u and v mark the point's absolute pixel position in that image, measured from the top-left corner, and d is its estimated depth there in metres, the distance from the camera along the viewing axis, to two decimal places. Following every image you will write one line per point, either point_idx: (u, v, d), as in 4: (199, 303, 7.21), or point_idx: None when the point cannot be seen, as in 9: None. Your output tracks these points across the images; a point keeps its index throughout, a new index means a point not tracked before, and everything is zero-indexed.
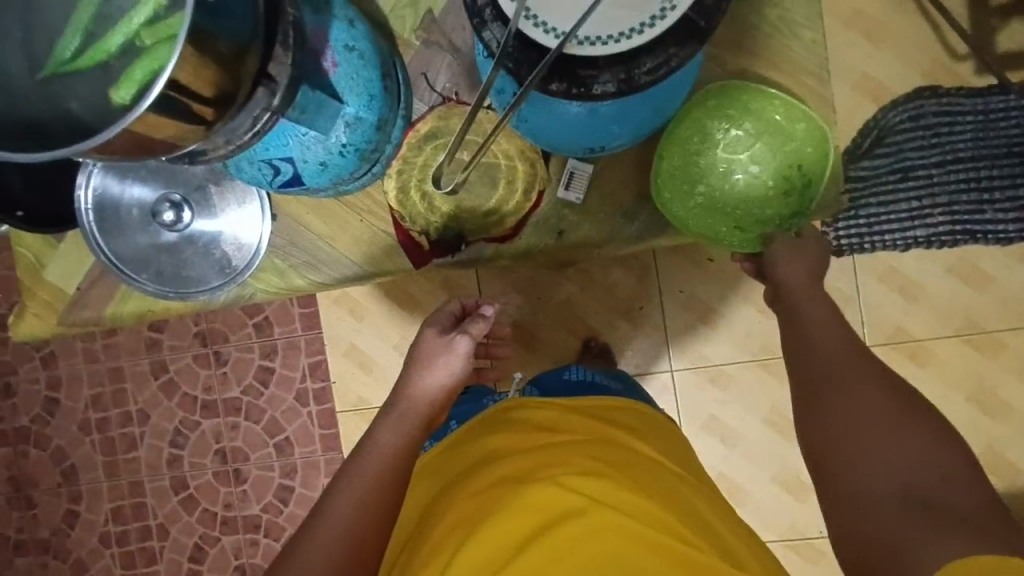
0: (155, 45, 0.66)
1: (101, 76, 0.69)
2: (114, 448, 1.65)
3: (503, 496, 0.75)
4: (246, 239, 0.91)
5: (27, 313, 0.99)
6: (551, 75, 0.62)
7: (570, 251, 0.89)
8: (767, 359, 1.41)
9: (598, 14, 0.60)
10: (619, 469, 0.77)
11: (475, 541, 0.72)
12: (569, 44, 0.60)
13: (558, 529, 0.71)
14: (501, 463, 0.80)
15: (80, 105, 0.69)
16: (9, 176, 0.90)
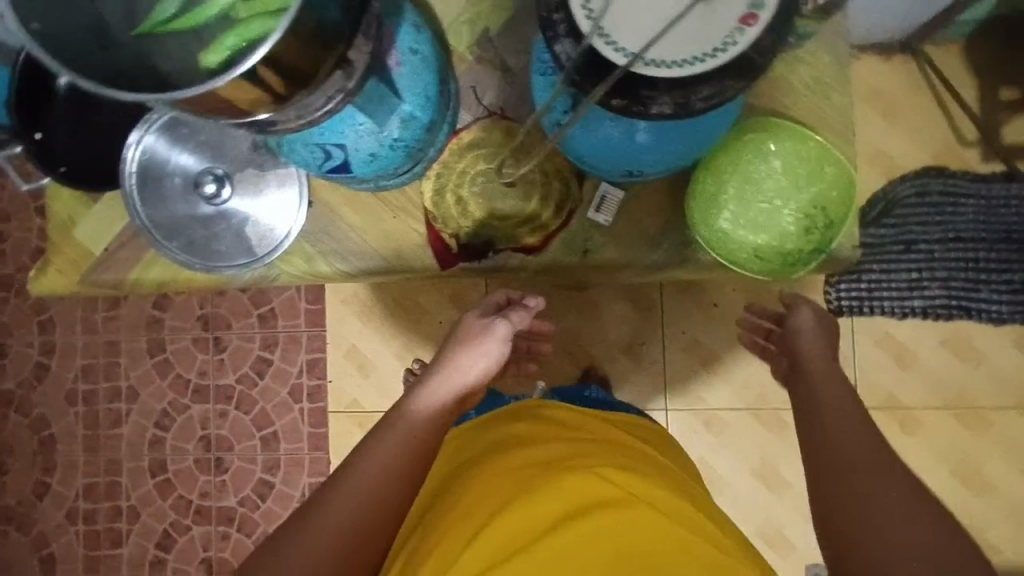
0: (254, 19, 0.71)
1: (194, 41, 0.73)
2: (98, 422, 1.63)
3: (529, 479, 0.81)
4: (280, 223, 0.94)
5: (49, 267, 1.00)
6: (614, 90, 0.66)
7: (594, 271, 0.92)
8: (759, 409, 1.44)
9: (666, 40, 0.64)
10: (639, 470, 0.83)
11: (500, 517, 0.77)
12: (637, 64, 0.64)
13: (583, 514, 0.76)
14: (529, 450, 0.86)
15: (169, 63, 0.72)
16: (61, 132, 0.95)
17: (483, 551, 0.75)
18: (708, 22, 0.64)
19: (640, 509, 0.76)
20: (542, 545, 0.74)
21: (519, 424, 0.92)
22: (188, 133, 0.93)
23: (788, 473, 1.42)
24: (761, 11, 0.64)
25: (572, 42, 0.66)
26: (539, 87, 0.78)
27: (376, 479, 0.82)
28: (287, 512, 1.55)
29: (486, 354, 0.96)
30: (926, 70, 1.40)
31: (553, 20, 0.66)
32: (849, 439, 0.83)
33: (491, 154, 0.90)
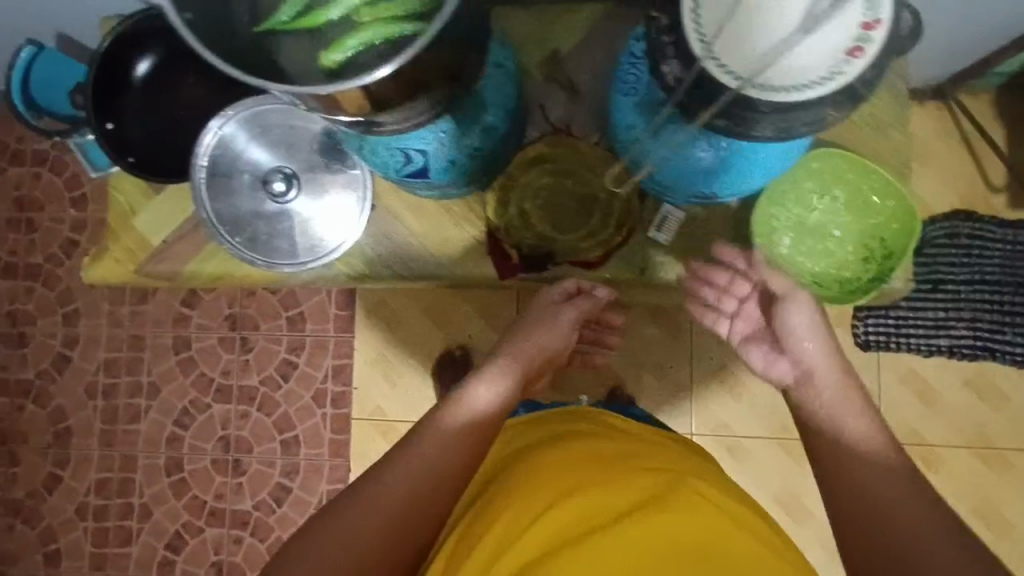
0: (376, 25, 0.69)
1: (313, 44, 0.72)
2: (116, 417, 1.61)
3: (584, 474, 0.85)
4: (344, 227, 0.95)
5: (105, 256, 1.01)
6: (718, 110, 0.68)
7: None
8: (784, 438, 1.45)
9: (777, 64, 0.65)
10: (685, 474, 0.88)
11: (557, 506, 0.82)
12: (747, 87, 0.65)
13: (636, 509, 0.80)
14: (581, 446, 0.90)
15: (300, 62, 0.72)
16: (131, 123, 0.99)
17: (542, 536, 0.79)
18: (813, 50, 0.65)
19: (690, 512, 0.81)
20: (613, 531, 0.78)
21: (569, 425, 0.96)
22: (265, 129, 0.95)
23: (811, 503, 1.42)
24: (869, 45, 0.65)
25: (681, 63, 0.68)
26: (621, 106, 0.80)
27: (416, 473, 0.86)
28: (303, 517, 1.54)
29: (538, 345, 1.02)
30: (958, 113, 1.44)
31: (663, 41, 0.69)
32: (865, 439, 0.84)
33: (556, 170, 0.92)
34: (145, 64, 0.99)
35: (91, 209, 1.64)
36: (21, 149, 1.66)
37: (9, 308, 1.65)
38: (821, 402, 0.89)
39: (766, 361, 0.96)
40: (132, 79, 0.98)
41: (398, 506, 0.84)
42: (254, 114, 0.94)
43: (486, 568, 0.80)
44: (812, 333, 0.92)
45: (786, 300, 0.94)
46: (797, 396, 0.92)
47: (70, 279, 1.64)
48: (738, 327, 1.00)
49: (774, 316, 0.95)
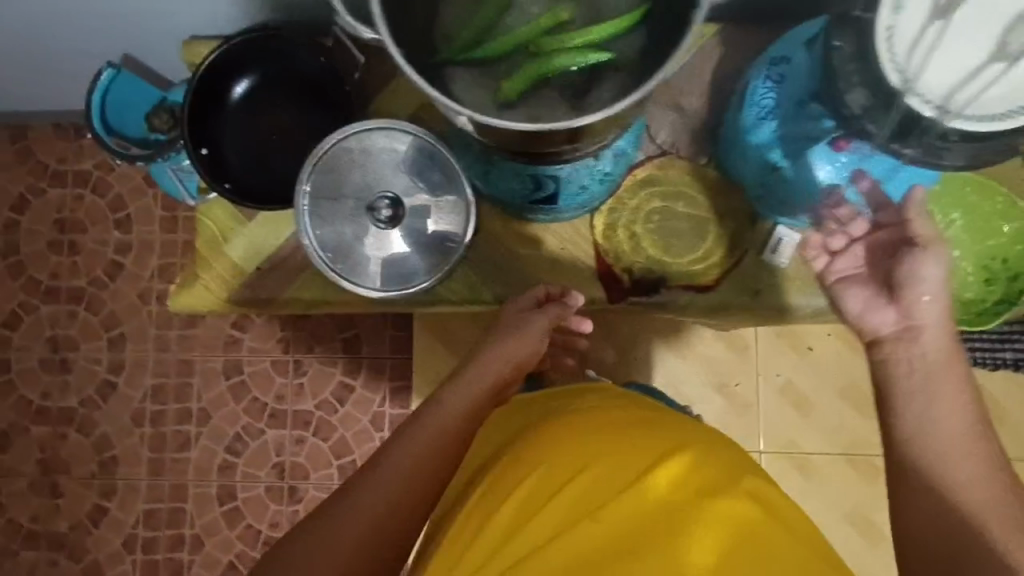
0: (559, 52, 0.62)
1: (488, 77, 0.64)
2: (165, 445, 1.57)
3: (587, 452, 0.81)
4: (449, 253, 0.93)
5: (195, 283, 0.98)
6: (907, 140, 0.70)
7: (762, 314, 0.92)
8: (853, 455, 1.44)
9: (985, 95, 0.66)
10: (694, 445, 0.84)
11: (563, 490, 0.77)
12: (952, 117, 0.65)
13: (643, 486, 0.77)
14: (580, 422, 0.85)
15: (477, 95, 0.62)
16: (229, 147, 0.97)
17: (544, 523, 0.75)
18: (1014, 85, 0.66)
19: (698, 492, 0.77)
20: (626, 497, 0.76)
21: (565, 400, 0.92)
22: (371, 155, 0.92)
23: (882, 521, 1.42)
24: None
25: (880, 109, 0.69)
26: (752, 117, 0.82)
27: (409, 465, 0.78)
28: None
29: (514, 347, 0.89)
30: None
31: (847, 70, 0.70)
32: (960, 419, 0.70)
33: (666, 193, 0.92)
34: (242, 87, 0.96)
35: (136, 230, 1.60)
36: (63, 170, 1.61)
37: (50, 333, 1.60)
38: (922, 372, 0.71)
39: (865, 306, 0.75)
40: (229, 101, 0.97)
41: (384, 502, 0.75)
42: (363, 139, 0.91)
43: (500, 544, 0.76)
44: (938, 289, 0.72)
45: (915, 248, 0.73)
46: (893, 356, 0.73)
47: (115, 302, 1.60)
48: (841, 265, 0.77)
49: (893, 260, 0.74)
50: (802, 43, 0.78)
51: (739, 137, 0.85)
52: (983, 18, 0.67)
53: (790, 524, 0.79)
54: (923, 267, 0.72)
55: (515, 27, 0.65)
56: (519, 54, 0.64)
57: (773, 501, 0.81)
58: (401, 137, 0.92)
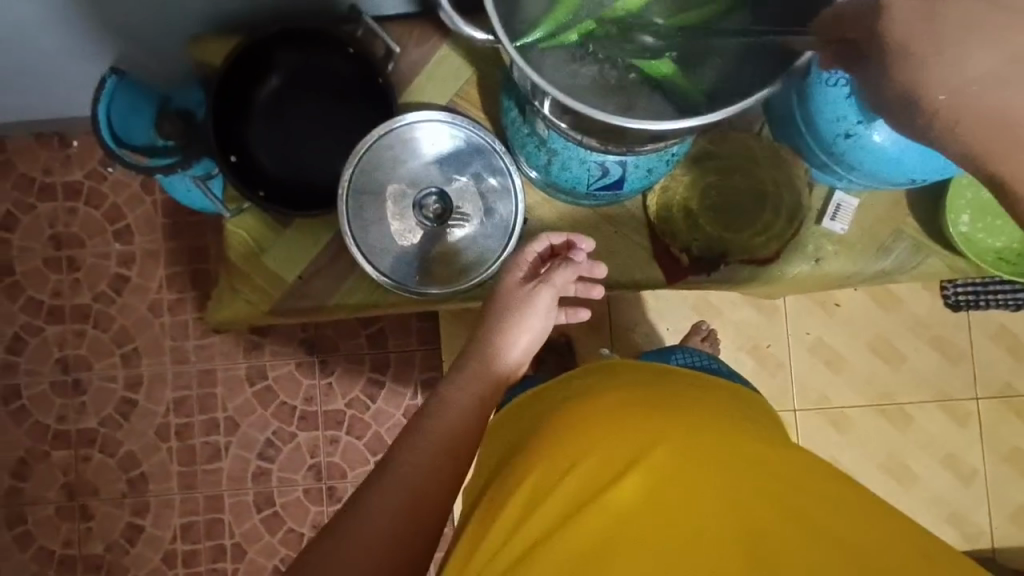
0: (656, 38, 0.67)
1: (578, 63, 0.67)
2: (194, 458, 1.53)
3: (587, 437, 0.69)
4: (497, 239, 0.90)
5: (231, 298, 0.93)
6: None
7: (819, 281, 0.92)
8: (884, 405, 1.44)
9: None
10: (698, 408, 0.71)
11: (561, 481, 0.67)
12: None
13: (645, 476, 0.65)
14: (583, 398, 0.73)
15: (579, 87, 0.65)
16: (262, 148, 0.93)
17: (538, 522, 0.65)
18: None
19: (712, 478, 0.64)
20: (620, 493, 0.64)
21: (574, 376, 0.80)
22: (413, 148, 0.89)
23: (917, 467, 1.44)
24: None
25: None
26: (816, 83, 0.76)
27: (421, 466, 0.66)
28: None
29: (528, 331, 0.80)
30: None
31: None
32: None
33: (720, 168, 0.90)
34: (268, 87, 0.93)
35: (138, 240, 1.53)
36: (51, 183, 1.53)
37: (59, 355, 1.53)
38: None
39: None
40: (255, 103, 0.93)
41: (387, 515, 0.62)
42: (402, 130, 0.88)
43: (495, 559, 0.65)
44: None
45: None
46: None
47: (125, 317, 1.53)
48: None
49: None
50: None
51: (797, 110, 0.81)
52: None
53: (823, 492, 0.66)
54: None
55: (599, 8, 0.67)
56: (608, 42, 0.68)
57: (797, 464, 0.68)
58: (440, 126, 0.89)
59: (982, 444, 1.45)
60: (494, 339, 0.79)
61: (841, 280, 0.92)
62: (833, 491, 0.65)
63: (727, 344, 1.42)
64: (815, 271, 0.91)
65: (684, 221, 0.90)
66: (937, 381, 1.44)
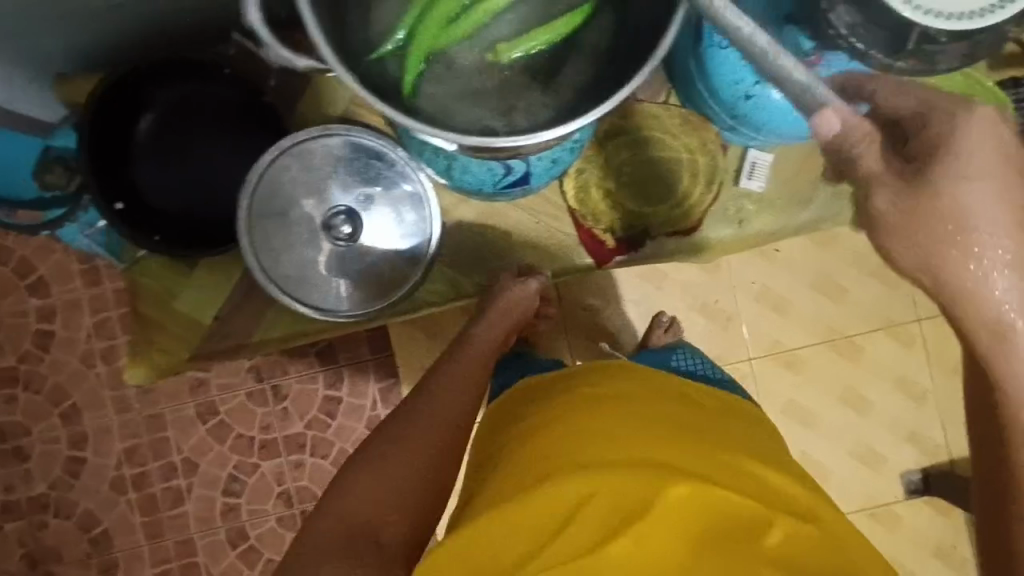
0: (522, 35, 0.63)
1: (440, 72, 0.63)
2: (157, 505, 1.48)
3: (610, 450, 0.70)
4: (417, 250, 0.87)
5: (151, 350, 0.88)
6: (902, 54, 0.62)
7: (747, 243, 0.91)
8: (833, 340, 1.47)
9: None
10: (713, 447, 0.73)
11: (586, 505, 0.65)
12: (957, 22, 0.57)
13: (679, 487, 0.66)
14: (591, 411, 0.75)
15: (447, 98, 0.62)
16: (150, 193, 0.87)
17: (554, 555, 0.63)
18: None
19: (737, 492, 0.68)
20: (641, 530, 0.64)
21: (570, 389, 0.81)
22: (313, 168, 0.85)
23: (871, 394, 1.47)
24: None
25: (886, 42, 0.62)
26: (711, 47, 0.73)
27: (428, 436, 0.75)
28: None
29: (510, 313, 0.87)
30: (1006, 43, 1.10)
31: None
32: None
33: (631, 142, 0.88)
34: (144, 124, 0.87)
35: (55, 291, 1.44)
36: None
37: None
38: None
39: None
40: (133, 142, 0.87)
41: (397, 474, 0.72)
42: (300, 150, 0.84)
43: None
44: None
45: None
46: None
47: (56, 374, 1.45)
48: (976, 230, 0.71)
49: None
50: None
51: (695, 76, 0.79)
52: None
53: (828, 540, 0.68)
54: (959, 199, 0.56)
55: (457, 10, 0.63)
56: (473, 46, 0.64)
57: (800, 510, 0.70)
58: (337, 138, 0.85)
59: (930, 362, 1.48)
60: (482, 322, 0.86)
61: (768, 237, 0.92)
62: (839, 533, 0.70)
63: (677, 305, 1.42)
64: (743, 235, 0.90)
65: (603, 204, 0.88)
66: (881, 309, 1.47)
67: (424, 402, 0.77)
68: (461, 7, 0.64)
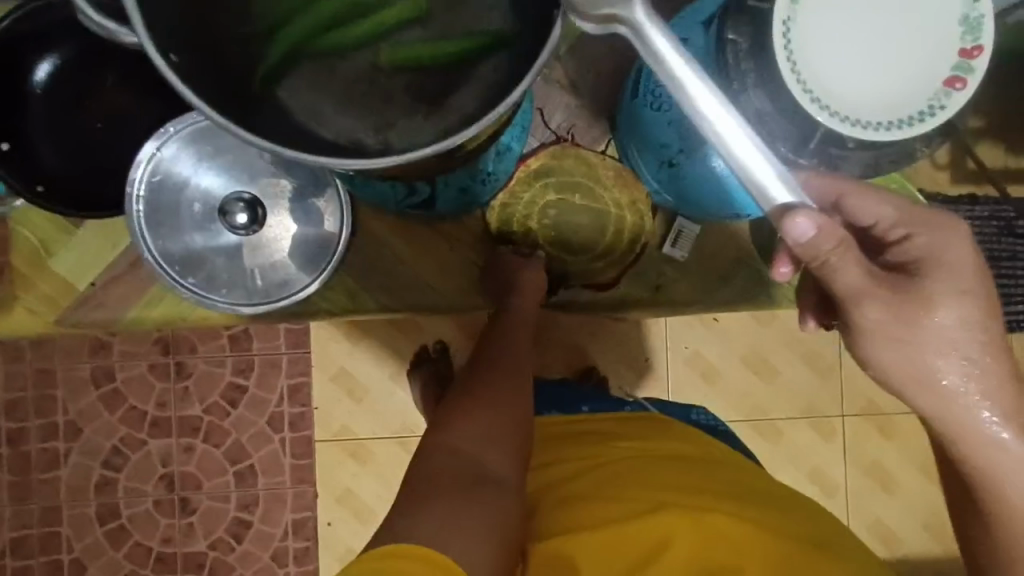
0: (401, 53, 0.57)
1: (317, 75, 0.55)
2: (28, 466, 1.39)
3: (676, 496, 0.72)
4: (313, 255, 0.86)
5: (16, 302, 0.86)
6: (806, 150, 0.71)
7: (664, 307, 0.93)
8: (756, 421, 1.41)
9: (882, 100, 0.67)
10: (787, 511, 0.74)
11: (670, 547, 0.67)
12: (860, 129, 0.67)
13: (757, 541, 0.68)
14: (649, 462, 0.78)
15: (315, 97, 0.52)
16: (42, 143, 0.84)
17: None
18: (916, 80, 0.67)
19: (813, 546, 0.70)
20: None
21: (618, 435, 0.83)
22: (222, 149, 0.84)
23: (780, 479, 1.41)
24: (968, 75, 0.67)
25: (793, 134, 0.70)
26: (643, 105, 0.77)
27: (507, 410, 0.74)
28: (267, 552, 1.41)
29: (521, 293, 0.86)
30: (962, 161, 1.10)
31: (742, 68, 0.71)
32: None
33: (561, 186, 0.89)
34: (46, 67, 0.84)
35: None
36: None
37: None
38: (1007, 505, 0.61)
39: None
40: (33, 83, 0.84)
41: (486, 430, 0.71)
42: (208, 129, 0.83)
43: None
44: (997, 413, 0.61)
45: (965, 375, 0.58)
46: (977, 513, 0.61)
47: None
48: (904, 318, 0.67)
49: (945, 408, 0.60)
50: (698, 24, 0.77)
51: (630, 128, 0.82)
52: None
53: None
54: (937, 310, 0.59)
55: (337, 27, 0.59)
56: (357, 57, 0.58)
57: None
58: None
59: (847, 459, 1.42)
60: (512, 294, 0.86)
61: (689, 306, 0.93)
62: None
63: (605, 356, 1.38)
64: (666, 302, 0.93)
65: (523, 241, 0.91)
66: (807, 397, 1.41)
67: (493, 378, 0.77)
68: (351, 18, 0.59)
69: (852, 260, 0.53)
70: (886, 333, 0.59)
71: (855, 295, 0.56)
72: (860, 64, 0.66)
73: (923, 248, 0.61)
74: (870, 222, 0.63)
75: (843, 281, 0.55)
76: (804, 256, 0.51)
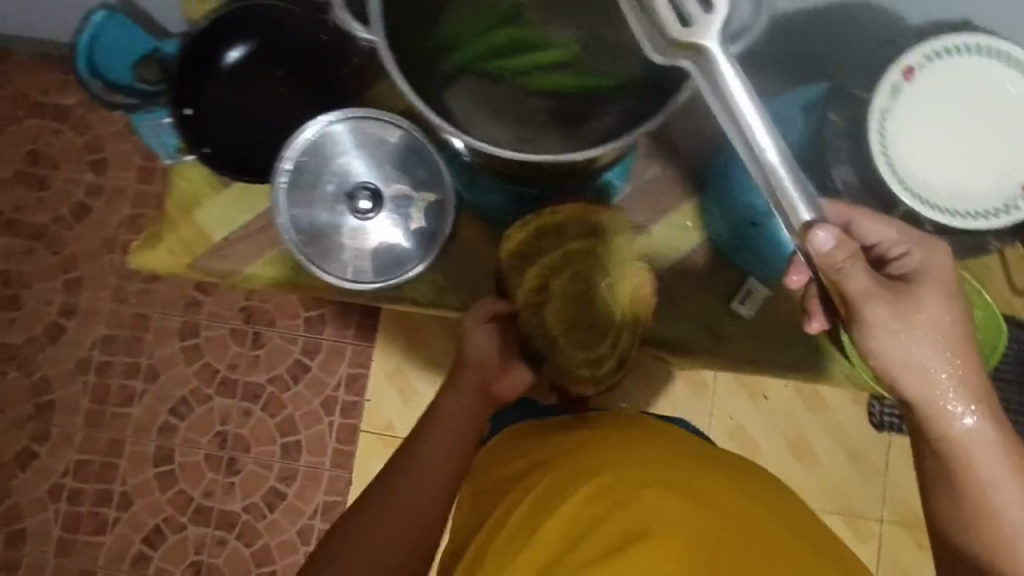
0: (548, 82, 0.75)
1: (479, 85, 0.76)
2: (107, 397, 1.52)
3: (639, 465, 0.75)
4: (415, 248, 0.96)
5: (160, 244, 0.99)
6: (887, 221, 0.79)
7: (723, 362, 0.99)
8: None
9: (967, 193, 0.75)
10: (769, 497, 0.76)
11: (626, 503, 0.70)
12: (943, 214, 0.75)
13: (720, 511, 0.70)
14: (616, 444, 0.80)
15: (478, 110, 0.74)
16: (221, 113, 1.01)
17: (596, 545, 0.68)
18: (998, 180, 0.75)
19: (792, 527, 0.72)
20: (683, 530, 0.67)
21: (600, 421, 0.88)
22: (359, 143, 0.96)
23: None
24: None
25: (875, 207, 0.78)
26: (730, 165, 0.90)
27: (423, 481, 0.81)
28: (294, 527, 1.48)
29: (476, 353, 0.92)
30: None
31: (839, 146, 0.79)
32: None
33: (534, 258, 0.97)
34: (236, 52, 1.00)
35: (112, 175, 1.54)
36: (43, 101, 1.53)
37: (4, 267, 1.53)
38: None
39: None
40: (223, 61, 1.00)
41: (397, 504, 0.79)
42: (349, 125, 0.95)
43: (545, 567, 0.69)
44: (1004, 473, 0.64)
45: None
46: None
47: (77, 245, 1.53)
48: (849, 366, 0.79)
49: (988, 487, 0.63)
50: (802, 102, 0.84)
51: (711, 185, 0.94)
52: (960, 89, 0.75)
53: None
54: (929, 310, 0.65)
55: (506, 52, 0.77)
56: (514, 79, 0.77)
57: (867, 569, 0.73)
58: (398, 133, 0.96)
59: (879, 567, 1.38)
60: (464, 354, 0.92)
61: (747, 363, 0.99)
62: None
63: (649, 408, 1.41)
64: (722, 358, 0.99)
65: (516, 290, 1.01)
66: (846, 493, 1.38)
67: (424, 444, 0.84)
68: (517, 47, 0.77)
69: (860, 269, 0.61)
70: (890, 328, 0.64)
71: (863, 293, 0.63)
72: (948, 158, 0.75)
73: (920, 261, 0.68)
74: (874, 244, 0.70)
75: (852, 285, 0.62)
76: (823, 266, 0.59)
